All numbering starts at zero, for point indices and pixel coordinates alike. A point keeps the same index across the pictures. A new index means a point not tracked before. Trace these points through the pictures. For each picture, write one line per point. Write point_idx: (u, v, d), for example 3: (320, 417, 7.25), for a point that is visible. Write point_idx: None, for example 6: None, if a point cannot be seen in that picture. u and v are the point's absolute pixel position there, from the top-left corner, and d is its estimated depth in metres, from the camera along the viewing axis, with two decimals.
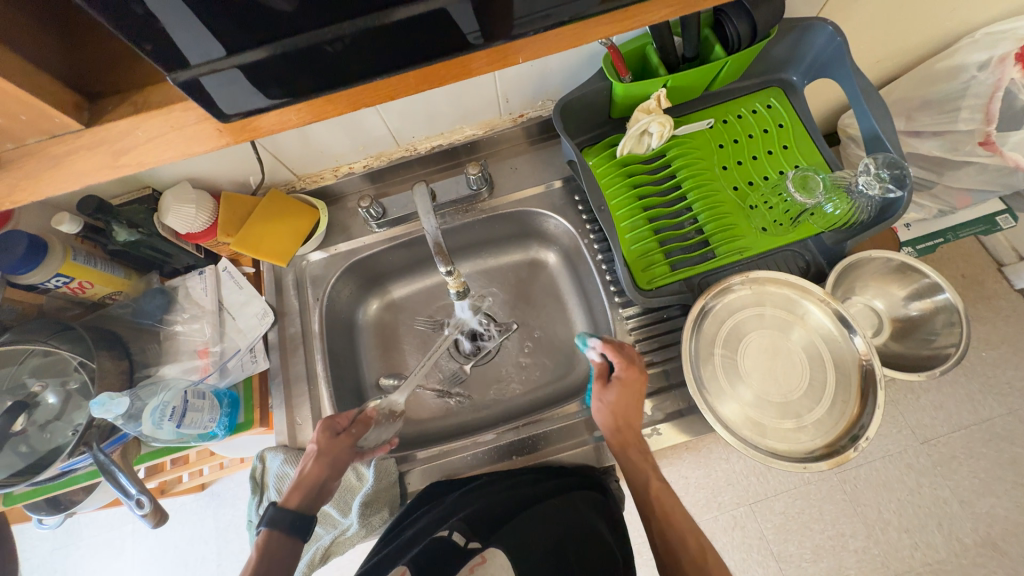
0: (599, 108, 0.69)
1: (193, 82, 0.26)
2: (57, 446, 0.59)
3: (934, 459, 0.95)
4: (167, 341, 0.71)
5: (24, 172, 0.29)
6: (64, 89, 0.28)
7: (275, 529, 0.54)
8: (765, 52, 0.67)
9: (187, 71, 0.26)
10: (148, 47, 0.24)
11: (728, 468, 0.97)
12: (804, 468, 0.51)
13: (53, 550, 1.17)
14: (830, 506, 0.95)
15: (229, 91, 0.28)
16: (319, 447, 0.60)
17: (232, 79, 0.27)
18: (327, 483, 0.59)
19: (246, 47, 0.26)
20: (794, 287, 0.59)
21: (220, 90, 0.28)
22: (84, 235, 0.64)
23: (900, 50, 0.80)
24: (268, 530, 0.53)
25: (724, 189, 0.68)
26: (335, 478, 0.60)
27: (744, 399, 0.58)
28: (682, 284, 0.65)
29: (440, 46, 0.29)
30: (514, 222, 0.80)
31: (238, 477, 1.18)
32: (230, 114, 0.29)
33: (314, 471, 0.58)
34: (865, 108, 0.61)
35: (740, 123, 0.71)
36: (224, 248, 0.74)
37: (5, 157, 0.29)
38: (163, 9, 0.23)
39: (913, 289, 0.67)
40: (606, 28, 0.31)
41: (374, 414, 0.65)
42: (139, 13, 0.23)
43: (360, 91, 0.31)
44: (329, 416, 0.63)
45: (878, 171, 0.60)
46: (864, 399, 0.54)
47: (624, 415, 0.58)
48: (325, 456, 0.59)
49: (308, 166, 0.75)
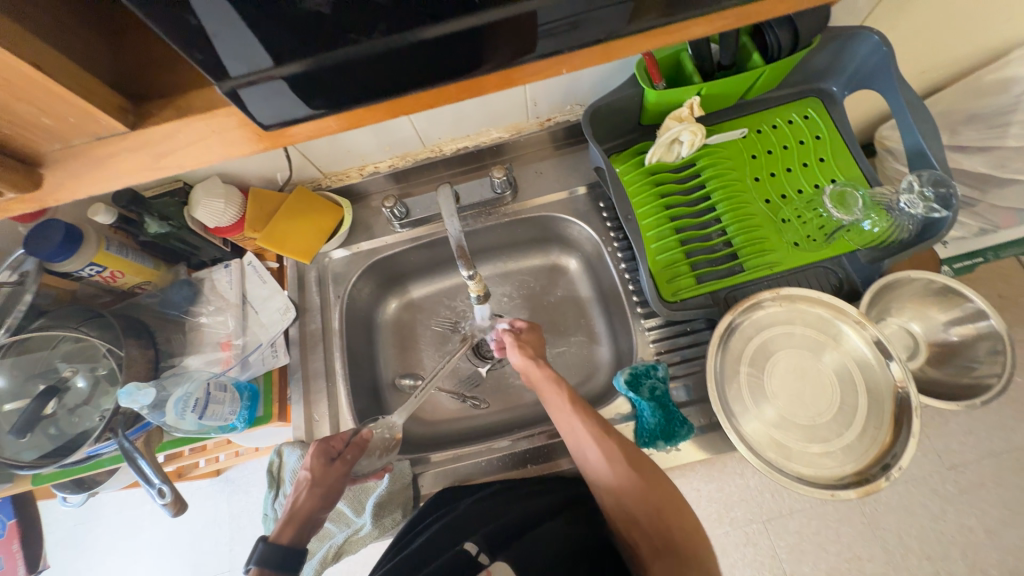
0: (630, 114, 0.67)
1: (234, 93, 0.27)
2: (84, 430, 0.60)
3: (961, 486, 0.91)
4: (192, 332, 0.73)
5: (72, 172, 0.29)
6: (112, 92, 0.28)
7: (268, 568, 0.49)
8: (804, 61, 0.65)
9: (230, 82, 0.26)
10: (197, 57, 0.25)
11: (743, 484, 0.93)
12: (831, 496, 0.49)
13: (74, 525, 1.21)
14: (848, 528, 0.92)
15: (268, 103, 0.28)
16: (312, 475, 0.58)
17: (274, 91, 0.27)
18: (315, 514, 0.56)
19: (288, 60, 0.26)
20: (827, 307, 0.57)
21: (259, 102, 0.28)
22: (117, 226, 0.65)
23: (944, 61, 0.77)
24: (259, 569, 0.48)
25: (755, 202, 0.66)
26: (325, 509, 0.58)
27: (768, 419, 0.56)
28: (708, 297, 0.63)
29: (484, 61, 0.29)
30: (535, 227, 0.80)
31: (252, 464, 1.21)
32: (268, 124, 0.29)
33: (307, 503, 0.56)
34: (910, 121, 0.59)
35: (775, 134, 0.69)
36: (250, 242, 0.75)
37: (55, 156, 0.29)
38: (216, 21, 0.23)
39: (956, 314, 0.64)
40: (656, 42, 0.30)
41: (370, 437, 0.64)
42: (192, 24, 0.23)
43: (399, 102, 0.30)
44: (322, 441, 0.61)
45: (921, 189, 0.56)
46: (898, 427, 0.52)
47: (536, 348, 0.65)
48: (319, 486, 0.57)
49: (335, 165, 0.76)
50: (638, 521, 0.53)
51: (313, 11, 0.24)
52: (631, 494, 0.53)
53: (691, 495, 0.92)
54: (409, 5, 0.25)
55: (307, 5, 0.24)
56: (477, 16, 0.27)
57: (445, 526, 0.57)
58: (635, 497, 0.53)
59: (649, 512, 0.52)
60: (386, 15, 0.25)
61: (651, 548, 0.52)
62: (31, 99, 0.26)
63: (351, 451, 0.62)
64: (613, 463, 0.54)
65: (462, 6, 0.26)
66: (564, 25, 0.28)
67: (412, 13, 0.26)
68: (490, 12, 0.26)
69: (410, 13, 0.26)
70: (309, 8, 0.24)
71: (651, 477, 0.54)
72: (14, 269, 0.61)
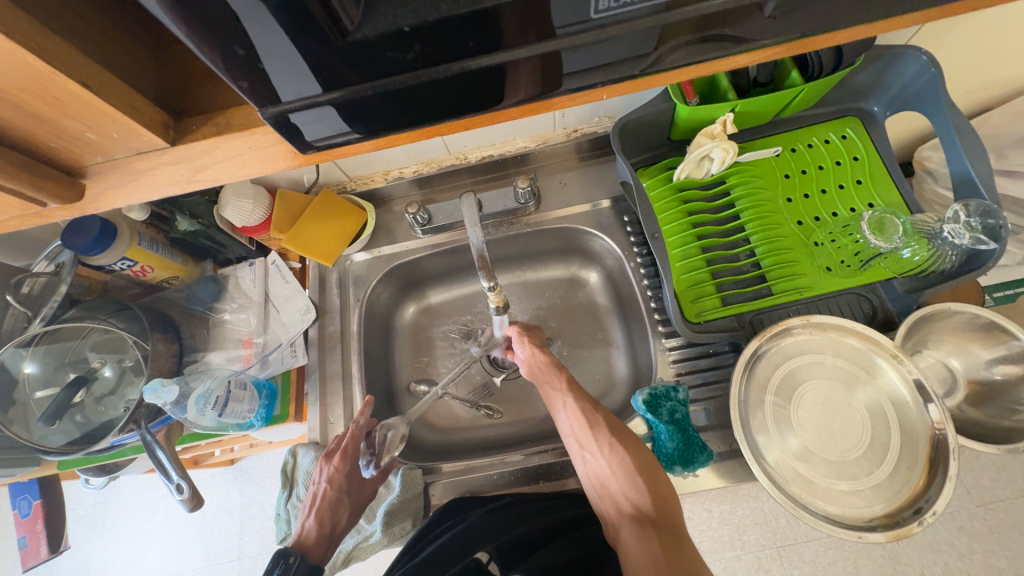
0: (659, 128, 0.66)
1: (281, 116, 0.28)
2: (110, 420, 0.62)
3: (991, 525, 0.87)
4: (214, 329, 0.75)
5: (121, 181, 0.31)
6: (155, 108, 0.29)
7: None
8: (845, 79, 0.63)
9: (278, 106, 0.27)
10: (244, 85, 0.25)
11: (756, 507, 0.89)
12: (858, 538, 0.47)
13: (94, 503, 1.25)
14: (867, 561, 0.88)
15: (315, 125, 0.29)
16: (341, 489, 0.64)
17: (314, 115, 0.28)
18: (341, 529, 0.63)
19: (334, 88, 0.27)
20: (864, 339, 0.55)
21: (306, 124, 0.29)
22: (150, 222, 0.68)
23: (996, 79, 0.73)
24: None
25: (786, 223, 0.64)
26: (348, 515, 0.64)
27: (793, 451, 0.54)
28: (733, 320, 0.61)
29: (518, 93, 0.30)
30: (558, 238, 0.79)
31: (266, 456, 1.22)
32: (310, 142, 0.30)
33: (339, 517, 0.63)
34: (958, 147, 0.56)
35: (810, 153, 0.66)
36: (275, 243, 0.77)
37: (106, 165, 0.31)
38: (264, 52, 0.23)
39: (1000, 352, 0.61)
40: (674, 76, 0.32)
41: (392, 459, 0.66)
42: (240, 53, 0.23)
43: (432, 127, 0.33)
44: (351, 456, 0.65)
45: (967, 220, 0.53)
46: (933, 471, 0.49)
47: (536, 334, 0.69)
48: (348, 502, 0.64)
49: (361, 169, 0.77)
50: (613, 482, 0.55)
51: (358, 41, 0.24)
52: (608, 454, 0.56)
53: (702, 516, 0.90)
54: (456, 37, 0.25)
55: (353, 36, 0.24)
56: (519, 50, 0.27)
57: (455, 536, 0.57)
58: (610, 456, 0.56)
59: (625, 474, 0.54)
60: (432, 46, 0.25)
61: (625, 509, 0.54)
62: (79, 116, 0.27)
63: (378, 477, 0.66)
64: (592, 424, 0.58)
65: (510, 39, 0.26)
66: (606, 58, 0.28)
67: (458, 44, 0.26)
68: (531, 46, 0.27)
69: (455, 45, 0.26)
70: (355, 39, 0.24)
71: (629, 442, 0.56)
72: (51, 259, 0.63)
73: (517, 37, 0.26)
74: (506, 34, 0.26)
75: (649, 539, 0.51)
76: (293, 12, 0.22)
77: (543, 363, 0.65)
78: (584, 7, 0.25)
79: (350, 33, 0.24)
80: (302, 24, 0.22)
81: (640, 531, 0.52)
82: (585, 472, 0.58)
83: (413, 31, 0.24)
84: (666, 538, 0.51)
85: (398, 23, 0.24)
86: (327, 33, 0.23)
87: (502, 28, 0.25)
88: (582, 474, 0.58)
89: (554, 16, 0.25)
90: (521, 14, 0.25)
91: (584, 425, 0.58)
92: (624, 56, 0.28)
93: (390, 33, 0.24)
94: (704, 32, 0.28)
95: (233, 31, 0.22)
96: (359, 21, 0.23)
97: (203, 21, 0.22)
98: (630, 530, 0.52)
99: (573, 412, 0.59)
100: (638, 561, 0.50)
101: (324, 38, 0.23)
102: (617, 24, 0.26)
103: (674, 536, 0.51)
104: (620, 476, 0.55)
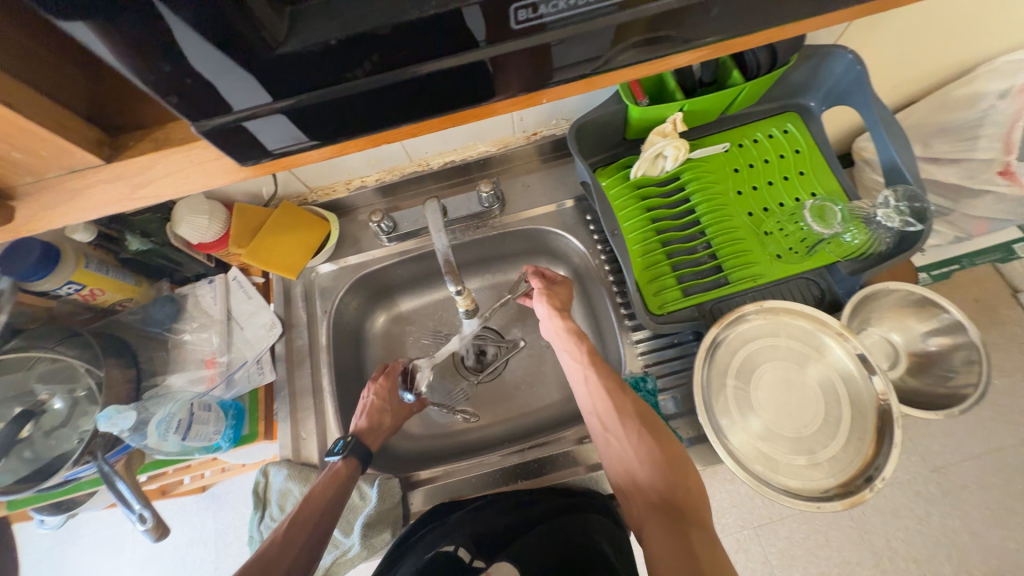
0: (614, 129, 0.68)
1: (228, 125, 0.28)
2: (63, 453, 0.59)
3: (944, 488, 0.93)
4: (175, 350, 0.72)
5: (56, 199, 0.30)
6: (89, 126, 0.30)
7: (353, 456, 0.62)
8: (783, 77, 0.67)
9: (228, 115, 0.27)
10: (175, 101, 0.25)
11: (732, 490, 0.93)
12: (818, 508, 0.50)
13: (51, 547, 1.17)
14: (837, 532, 0.92)
15: (269, 133, 0.29)
16: (387, 397, 0.71)
17: (254, 127, 0.28)
18: (387, 428, 0.69)
19: (280, 97, 0.27)
20: (810, 320, 0.58)
21: (263, 131, 0.29)
22: (98, 243, 0.64)
23: (915, 75, 0.79)
24: (346, 457, 0.62)
25: (738, 214, 0.68)
26: (393, 420, 0.70)
27: (754, 431, 0.57)
28: (694, 310, 0.64)
29: (462, 99, 0.31)
30: (524, 239, 0.80)
31: (239, 480, 1.18)
32: (274, 149, 0.31)
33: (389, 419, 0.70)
34: (885, 137, 0.60)
35: (756, 148, 0.70)
36: (234, 258, 0.74)
37: (43, 184, 0.31)
38: (192, 67, 0.24)
39: (933, 325, 0.66)
40: (622, 76, 0.33)
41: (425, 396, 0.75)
42: (164, 69, 0.23)
43: (379, 135, 0.33)
44: (397, 373, 0.74)
45: (897, 204, 0.58)
46: (881, 439, 0.53)
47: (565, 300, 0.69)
48: (392, 410, 0.71)
49: (321, 179, 0.76)
50: (639, 470, 0.55)
51: (287, 54, 0.25)
52: (637, 442, 0.56)
53: None
54: (391, 47, 0.26)
55: (280, 50, 0.24)
56: (454, 58, 0.27)
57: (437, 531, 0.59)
58: (640, 443, 0.56)
59: (655, 463, 0.54)
60: (364, 56, 0.26)
61: (649, 501, 0.53)
62: (4, 135, 0.26)
63: (416, 404, 0.73)
64: (621, 410, 0.58)
65: (444, 49, 0.27)
66: (539, 67, 0.30)
67: (393, 55, 0.26)
68: (464, 55, 0.27)
69: (389, 56, 0.26)
70: (284, 52, 0.25)
71: (659, 430, 0.56)
72: None
73: (450, 47, 0.27)
74: (438, 45, 0.27)
75: (675, 532, 0.49)
76: (216, 27, 0.22)
77: (571, 345, 0.64)
78: (505, 19, 0.26)
79: (278, 47, 0.24)
80: (229, 39, 0.23)
81: (665, 524, 0.50)
82: (612, 459, 0.58)
83: (340, 46, 0.25)
84: (694, 534, 0.49)
85: (325, 36, 0.24)
86: (254, 47, 0.24)
87: (433, 39, 0.26)
88: (609, 463, 0.58)
89: (481, 27, 0.26)
90: (448, 26, 0.26)
91: (612, 410, 0.58)
92: (554, 62, 0.30)
93: (315, 47, 0.25)
94: (650, 33, 0.29)
95: (157, 48, 0.22)
96: (283, 36, 0.24)
97: (124, 42, 0.22)
98: (656, 522, 0.51)
99: (596, 390, 0.60)
100: (661, 552, 0.48)
101: (253, 52, 0.24)
102: (543, 32, 0.27)
103: (701, 533, 0.49)
104: (649, 466, 0.54)
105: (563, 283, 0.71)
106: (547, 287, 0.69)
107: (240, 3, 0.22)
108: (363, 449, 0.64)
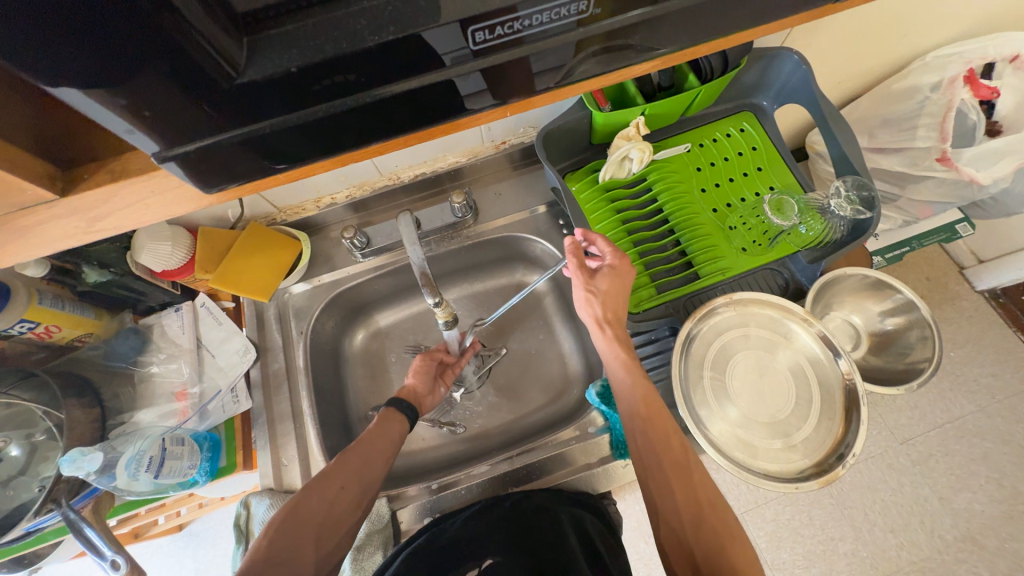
0: (580, 134, 0.69)
1: (189, 155, 0.27)
2: (23, 503, 0.55)
3: (914, 458, 0.98)
4: (142, 384, 0.69)
5: (12, 236, 0.30)
6: (40, 162, 0.29)
7: (395, 409, 0.64)
8: (736, 79, 0.70)
9: (192, 144, 0.27)
10: (135, 134, 0.25)
11: (718, 478, 0.96)
12: (795, 488, 0.53)
13: None
14: (819, 510, 0.96)
15: (233, 162, 0.29)
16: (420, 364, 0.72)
17: (218, 155, 0.28)
18: (422, 390, 0.70)
19: (247, 123, 0.27)
20: (777, 308, 0.61)
21: (227, 157, 0.28)
22: (52, 277, 0.60)
23: (854, 72, 0.84)
24: (387, 411, 0.63)
25: (703, 211, 0.70)
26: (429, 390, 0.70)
27: (732, 419, 0.59)
28: (668, 306, 0.66)
29: (427, 117, 0.31)
30: (500, 247, 0.80)
31: (218, 514, 1.13)
32: (278, 166, 0.31)
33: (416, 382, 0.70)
34: (833, 132, 0.64)
35: (716, 147, 0.73)
36: (202, 284, 0.72)
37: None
38: (147, 101, 0.24)
39: (889, 305, 0.70)
40: (586, 85, 0.34)
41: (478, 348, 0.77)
42: (121, 104, 0.23)
43: (345, 156, 0.34)
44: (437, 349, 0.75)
45: (847, 193, 0.61)
46: (849, 417, 0.56)
47: (612, 305, 0.59)
48: (423, 372, 0.71)
49: (289, 199, 0.74)
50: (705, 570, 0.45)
51: (247, 84, 0.25)
52: (699, 532, 0.48)
53: None
54: (354, 70, 0.26)
55: (240, 80, 0.25)
56: (418, 79, 0.28)
57: (445, 543, 0.56)
58: (705, 535, 0.48)
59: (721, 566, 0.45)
60: (325, 84, 0.26)
61: None
62: None
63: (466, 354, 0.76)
64: (685, 489, 0.51)
65: (406, 70, 0.27)
66: (501, 87, 0.31)
67: (354, 80, 0.27)
68: (424, 76, 0.28)
69: (351, 81, 0.27)
70: (243, 81, 0.25)
71: (731, 528, 0.48)
72: None
73: (414, 68, 0.27)
74: (399, 66, 0.27)
75: None
76: (173, 62, 0.22)
77: (627, 383, 0.57)
78: (467, 39, 0.27)
79: (238, 76, 0.24)
80: (186, 73, 0.23)
81: None
82: (664, 537, 0.50)
83: (301, 73, 0.25)
84: None
85: (285, 64, 0.25)
86: (212, 78, 0.24)
87: (395, 63, 0.27)
88: (660, 544, 0.51)
89: (440, 49, 0.27)
90: (407, 49, 0.26)
91: (679, 489, 0.51)
92: (515, 80, 0.30)
93: (278, 73, 0.25)
94: (608, 41, 0.30)
95: (109, 84, 0.22)
96: (244, 65, 0.24)
97: (73, 80, 0.22)
98: None
99: (662, 465, 0.52)
100: None
101: (213, 83, 0.24)
102: (504, 50, 0.28)
103: None
104: (712, 564, 0.46)
105: (612, 271, 0.60)
106: (588, 280, 0.60)
107: (194, 38, 0.22)
108: (409, 405, 0.65)
